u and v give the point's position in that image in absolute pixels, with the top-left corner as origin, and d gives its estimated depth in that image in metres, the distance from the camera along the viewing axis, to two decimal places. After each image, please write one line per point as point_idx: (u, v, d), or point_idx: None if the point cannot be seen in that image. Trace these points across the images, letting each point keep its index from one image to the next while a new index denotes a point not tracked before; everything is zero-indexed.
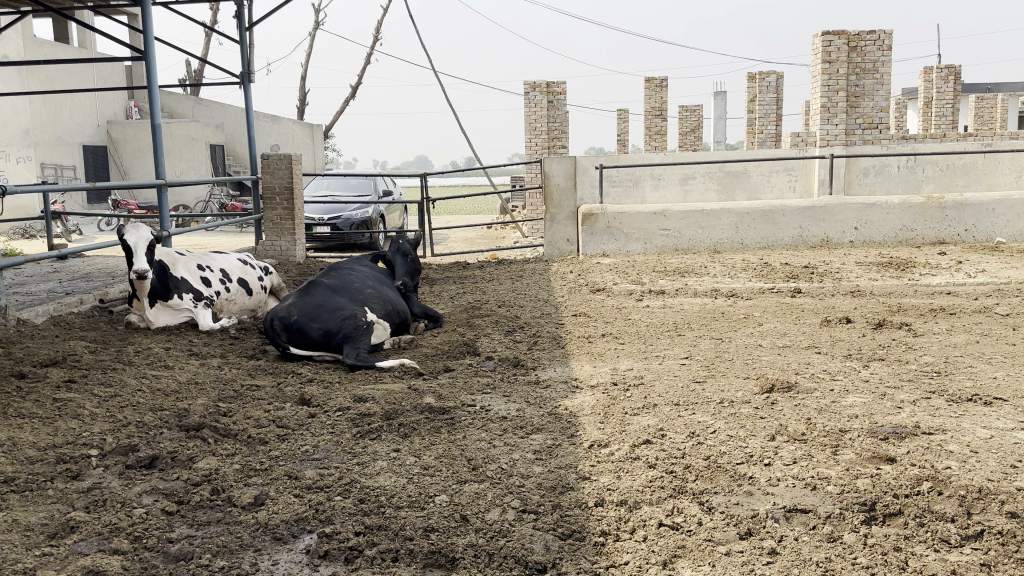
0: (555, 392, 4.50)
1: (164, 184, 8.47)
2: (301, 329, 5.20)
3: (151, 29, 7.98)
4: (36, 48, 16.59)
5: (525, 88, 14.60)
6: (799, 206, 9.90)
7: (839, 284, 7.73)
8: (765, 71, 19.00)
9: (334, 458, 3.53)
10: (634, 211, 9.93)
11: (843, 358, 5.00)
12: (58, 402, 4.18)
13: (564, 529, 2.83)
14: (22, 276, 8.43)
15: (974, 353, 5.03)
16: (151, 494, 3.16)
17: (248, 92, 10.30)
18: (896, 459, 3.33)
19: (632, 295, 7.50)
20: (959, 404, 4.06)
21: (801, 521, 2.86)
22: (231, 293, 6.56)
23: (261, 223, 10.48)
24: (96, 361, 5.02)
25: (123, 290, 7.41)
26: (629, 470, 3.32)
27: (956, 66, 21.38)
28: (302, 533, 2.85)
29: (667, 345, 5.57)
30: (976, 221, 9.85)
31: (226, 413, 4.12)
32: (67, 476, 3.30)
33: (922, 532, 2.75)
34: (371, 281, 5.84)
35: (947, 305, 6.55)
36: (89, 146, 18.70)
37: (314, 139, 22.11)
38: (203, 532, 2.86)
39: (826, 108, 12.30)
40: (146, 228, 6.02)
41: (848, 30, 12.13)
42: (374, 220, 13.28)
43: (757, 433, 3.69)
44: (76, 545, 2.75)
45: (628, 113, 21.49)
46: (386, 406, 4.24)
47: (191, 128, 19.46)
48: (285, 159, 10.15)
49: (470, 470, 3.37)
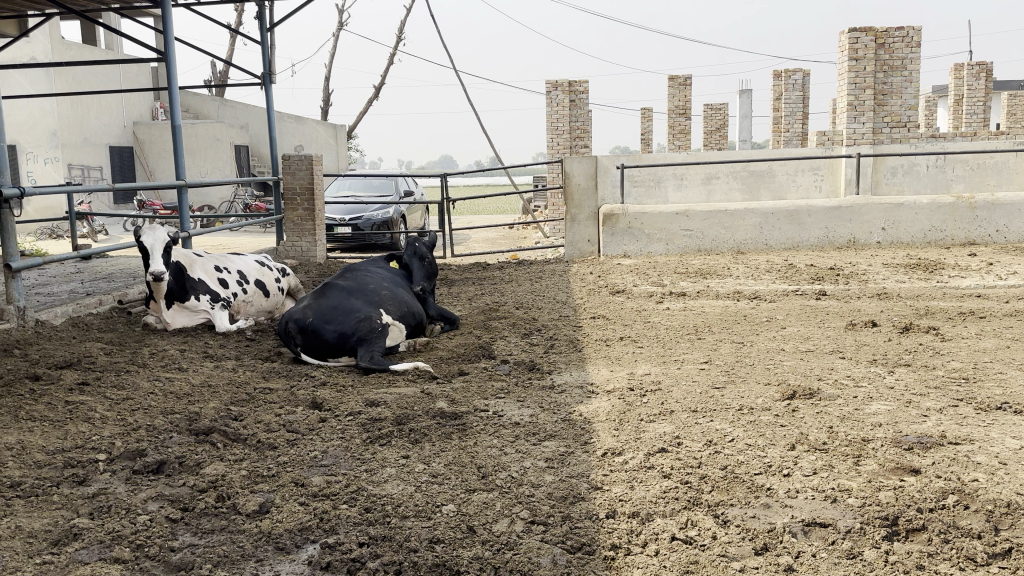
0: (570, 398, 4.41)
1: (186, 185, 8.48)
2: (315, 331, 5.15)
3: (172, 29, 7.97)
4: (64, 49, 16.77)
5: (547, 87, 14.54)
6: (825, 206, 9.71)
7: (865, 286, 7.55)
8: (792, 68, 18.76)
9: (342, 464, 3.48)
10: (656, 211, 9.81)
11: (868, 364, 4.86)
12: (71, 405, 4.17)
13: (574, 542, 2.74)
14: (45, 277, 8.49)
15: (1005, 360, 4.86)
16: (156, 500, 3.12)
17: (270, 93, 10.33)
18: (922, 470, 3.20)
19: (653, 297, 7.40)
20: (988, 412, 3.91)
21: (819, 536, 2.75)
22: (248, 294, 6.54)
23: (282, 223, 10.49)
24: (111, 363, 5.02)
25: (142, 291, 7.43)
26: (643, 480, 3.23)
27: (988, 63, 20.91)
28: (304, 543, 2.79)
29: (686, 349, 5.47)
30: (1007, 222, 9.57)
31: (236, 418, 4.08)
32: (74, 481, 3.28)
33: (946, 550, 2.63)
34: (386, 283, 5.77)
35: (977, 309, 6.36)
36: (115, 147, 18.90)
37: (338, 139, 22.15)
38: (205, 541, 2.82)
39: (853, 107, 12.03)
40: (163, 228, 6.00)
41: (876, 27, 11.89)
42: (395, 220, 13.28)
43: (777, 442, 3.58)
44: (78, 553, 2.71)
45: (652, 112, 21.29)
46: (398, 411, 4.17)
47: (216, 129, 19.60)
48: (306, 159, 10.15)
49: (479, 478, 3.30)
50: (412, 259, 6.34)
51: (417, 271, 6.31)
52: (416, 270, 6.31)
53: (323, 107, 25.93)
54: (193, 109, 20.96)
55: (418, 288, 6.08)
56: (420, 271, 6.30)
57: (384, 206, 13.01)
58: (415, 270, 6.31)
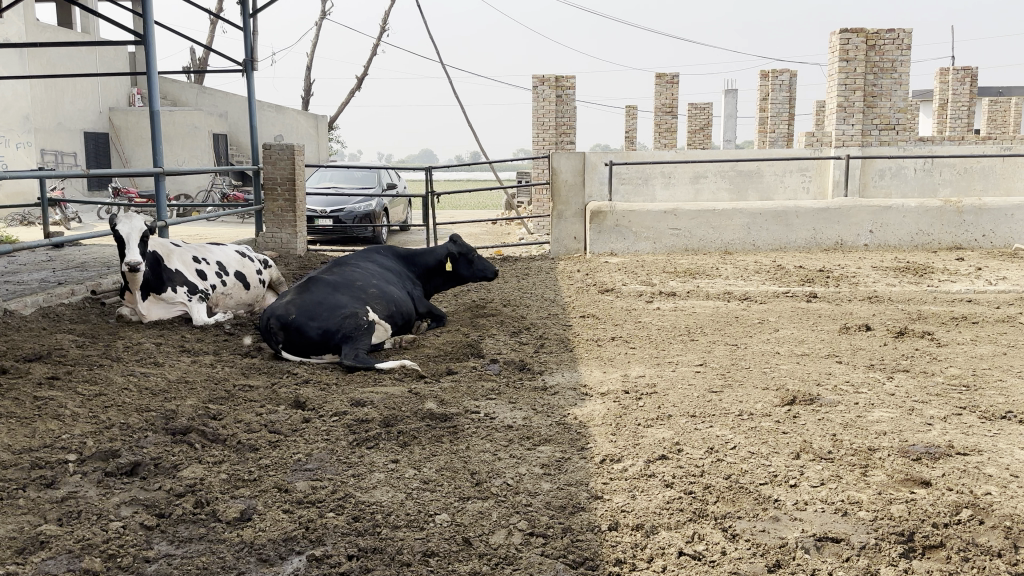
0: (563, 400, 4.27)
1: (165, 173, 8.22)
2: (298, 328, 4.95)
3: (151, 12, 7.72)
4: (37, 32, 16.38)
5: (534, 82, 14.44)
6: (814, 207, 9.66)
7: (856, 289, 7.49)
8: (778, 69, 18.80)
9: (328, 469, 3.30)
10: (643, 209, 9.70)
11: (866, 369, 4.77)
12: (39, 401, 3.96)
13: (575, 557, 2.60)
14: (15, 265, 8.20)
15: (1002, 366, 4.80)
16: (130, 505, 2.94)
17: (252, 80, 10.09)
18: (932, 482, 3.10)
19: (642, 296, 7.28)
20: (992, 421, 3.82)
21: (832, 552, 2.62)
22: (227, 287, 6.32)
23: (262, 214, 10.24)
24: (82, 356, 4.80)
25: (116, 281, 7.17)
26: (645, 489, 3.09)
27: (972, 68, 21.04)
28: (290, 554, 2.62)
29: (679, 350, 5.34)
30: (994, 226, 9.57)
31: (215, 417, 3.89)
32: (41, 484, 3.08)
33: (967, 569, 2.51)
34: (376, 279, 5.59)
35: (968, 314, 6.31)
36: (90, 133, 18.49)
37: (319, 130, 21.82)
38: (183, 551, 2.64)
39: (842, 108, 12.00)
40: (140, 217, 5.77)
41: (867, 28, 11.81)
42: (378, 213, 13.08)
43: (781, 450, 3.45)
44: (44, 563, 2.52)
45: (636, 111, 21.19)
46: (385, 412, 3.99)
47: (195, 117, 19.20)
48: (287, 149, 9.91)
49: (473, 486, 3.14)
50: (476, 252, 6.48)
51: (477, 262, 6.56)
52: (478, 262, 6.53)
53: (303, 98, 25.55)
54: (171, 96, 20.56)
55: (496, 273, 6.65)
56: (483, 263, 6.55)
57: (366, 198, 12.78)
58: (478, 263, 6.51)
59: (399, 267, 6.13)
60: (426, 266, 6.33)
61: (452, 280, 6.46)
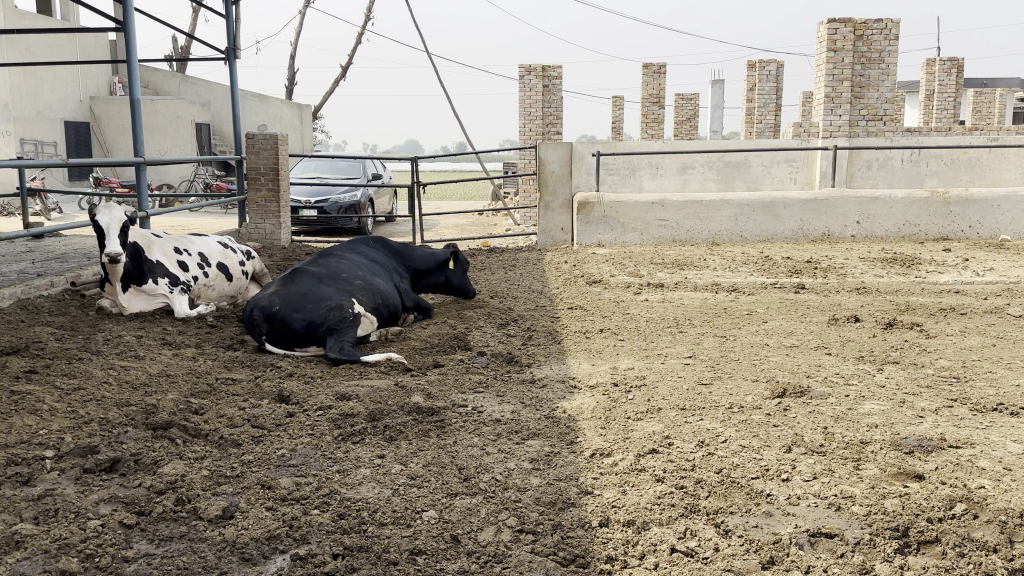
0: (552, 393, 4.22)
1: (145, 162, 8.07)
2: (283, 320, 4.86)
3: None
4: (15, 19, 16.11)
5: (520, 71, 14.31)
6: (801, 198, 9.63)
7: (843, 280, 7.48)
8: (765, 59, 18.80)
9: (312, 465, 3.24)
10: (631, 199, 9.62)
11: (856, 361, 4.74)
12: (16, 395, 3.86)
13: (566, 554, 2.55)
14: None
15: (992, 357, 4.79)
16: (109, 502, 2.86)
17: (234, 68, 9.94)
18: (924, 475, 3.07)
19: (630, 287, 7.24)
20: (984, 414, 3.80)
21: (827, 548, 2.59)
22: (209, 279, 6.20)
23: (245, 204, 10.10)
24: (61, 349, 4.70)
25: (97, 273, 7.05)
26: (635, 484, 3.03)
27: (959, 59, 21.13)
28: (273, 554, 2.55)
29: (668, 342, 5.29)
30: (981, 218, 9.61)
31: (197, 411, 3.81)
32: (17, 481, 2.99)
33: (962, 564, 2.48)
34: (362, 271, 5.49)
35: (956, 305, 6.31)
36: (70, 122, 18.22)
37: (303, 119, 21.65)
38: (163, 550, 2.57)
39: (831, 99, 11.97)
40: (120, 208, 5.67)
41: (855, 18, 11.78)
42: (363, 203, 12.96)
43: (772, 444, 3.41)
44: (18, 564, 2.45)
45: (623, 100, 21.10)
46: (371, 405, 3.93)
47: (178, 107, 18.99)
48: (270, 139, 9.76)
49: (461, 481, 3.08)
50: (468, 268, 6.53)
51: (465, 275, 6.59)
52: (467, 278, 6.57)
53: (287, 86, 25.31)
54: (153, 85, 20.32)
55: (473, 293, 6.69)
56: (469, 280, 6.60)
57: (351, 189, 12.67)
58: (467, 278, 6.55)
59: (386, 261, 6.02)
60: (432, 259, 6.31)
61: (442, 285, 6.41)
